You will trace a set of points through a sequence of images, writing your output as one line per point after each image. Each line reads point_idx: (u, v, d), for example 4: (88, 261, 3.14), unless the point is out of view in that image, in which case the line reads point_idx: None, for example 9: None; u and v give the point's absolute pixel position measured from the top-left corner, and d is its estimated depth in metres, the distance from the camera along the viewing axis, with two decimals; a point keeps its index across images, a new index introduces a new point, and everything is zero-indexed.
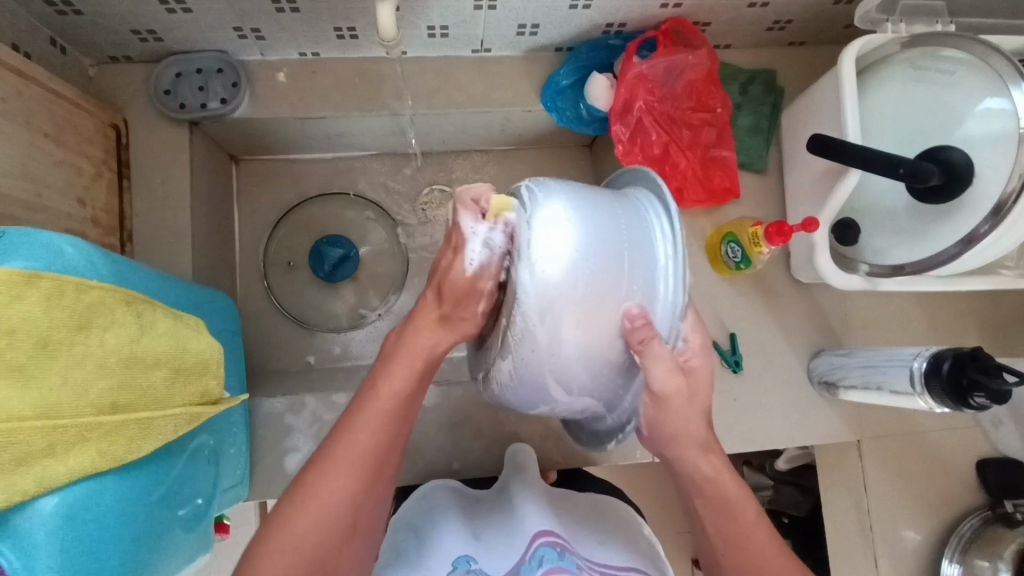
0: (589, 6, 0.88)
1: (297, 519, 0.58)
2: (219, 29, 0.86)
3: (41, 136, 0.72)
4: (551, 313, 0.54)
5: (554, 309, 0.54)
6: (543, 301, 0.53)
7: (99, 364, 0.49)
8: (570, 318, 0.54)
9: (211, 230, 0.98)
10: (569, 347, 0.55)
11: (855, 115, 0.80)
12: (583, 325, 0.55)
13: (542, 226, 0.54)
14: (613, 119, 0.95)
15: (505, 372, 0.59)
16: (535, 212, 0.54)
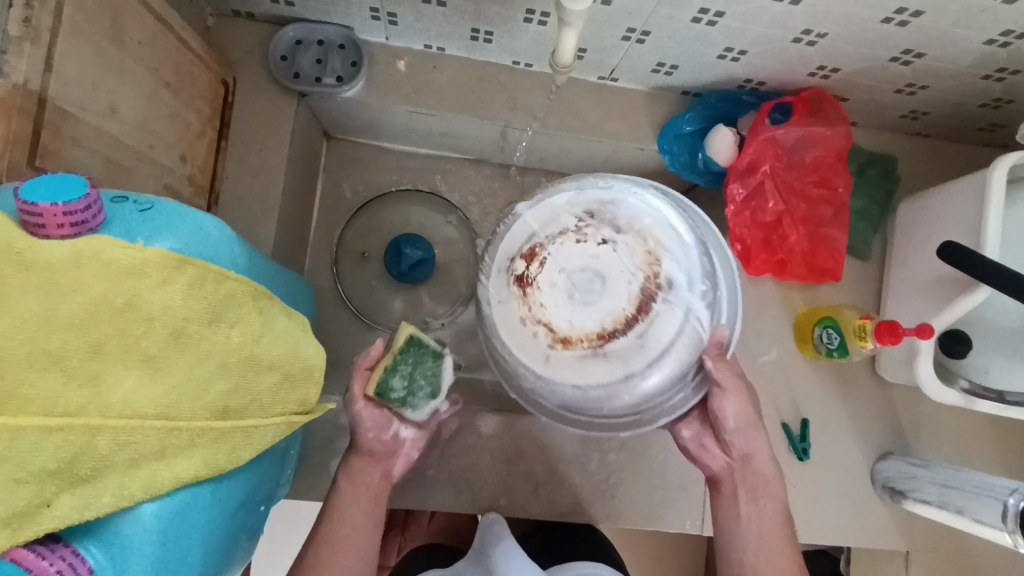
0: (738, 59, 0.84)
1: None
2: (354, 6, 0.82)
3: (163, 86, 0.68)
4: (682, 334, 0.71)
5: (668, 301, 0.72)
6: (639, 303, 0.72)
7: (221, 364, 0.45)
8: (652, 320, 0.71)
9: (296, 206, 0.94)
10: (650, 333, 0.71)
11: (996, 230, 0.77)
12: (666, 320, 0.72)
13: (659, 240, 0.73)
14: (731, 177, 0.90)
15: (590, 342, 0.71)
16: (655, 222, 0.74)
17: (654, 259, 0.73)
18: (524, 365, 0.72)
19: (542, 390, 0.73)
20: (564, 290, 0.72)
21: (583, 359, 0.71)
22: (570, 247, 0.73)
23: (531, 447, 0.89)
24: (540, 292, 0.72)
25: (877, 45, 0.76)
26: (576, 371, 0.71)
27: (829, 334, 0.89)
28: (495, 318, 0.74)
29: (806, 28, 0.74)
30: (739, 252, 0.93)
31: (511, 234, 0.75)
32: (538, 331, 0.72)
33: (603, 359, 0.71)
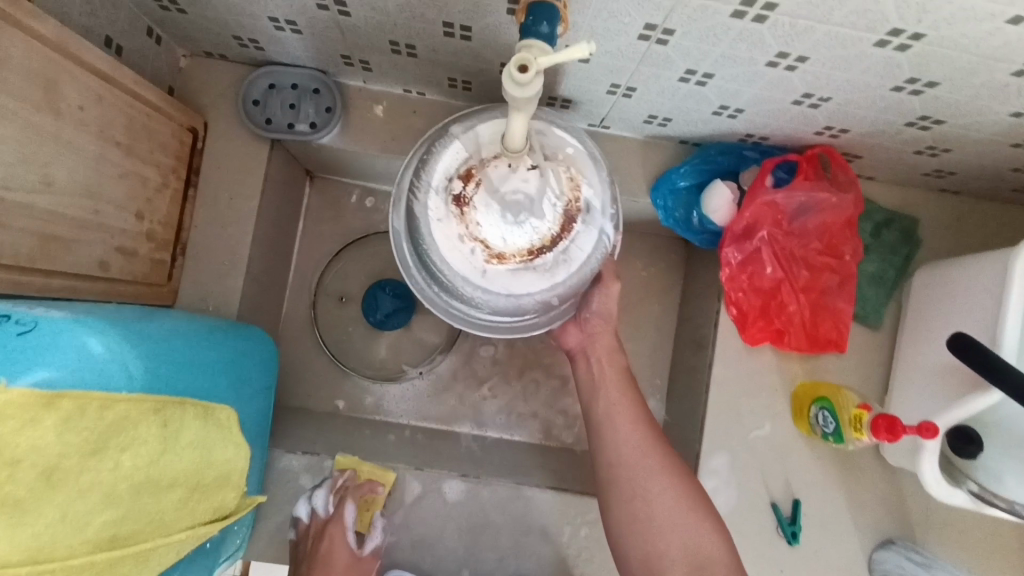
0: (736, 116, 0.76)
1: None
2: (326, 54, 0.78)
3: (113, 147, 0.66)
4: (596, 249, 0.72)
5: (595, 226, 0.71)
6: (576, 234, 0.70)
7: (107, 493, 0.43)
8: (583, 246, 0.71)
9: (269, 251, 0.91)
10: (583, 256, 0.71)
11: (1017, 325, 0.68)
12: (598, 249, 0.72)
13: (587, 164, 0.72)
14: (726, 241, 0.84)
15: (537, 263, 0.69)
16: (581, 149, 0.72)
17: (575, 182, 0.70)
18: (461, 280, 0.69)
19: (471, 297, 0.71)
20: (496, 210, 0.67)
21: (515, 272, 0.69)
22: (501, 171, 0.66)
23: (498, 516, 0.85)
24: (476, 212, 0.68)
25: (889, 110, 0.68)
26: (511, 283, 0.69)
27: (825, 416, 0.82)
28: (429, 238, 0.69)
29: (807, 91, 0.67)
30: (735, 319, 0.86)
31: (450, 150, 0.70)
32: (475, 249, 0.69)
33: (535, 271, 0.70)
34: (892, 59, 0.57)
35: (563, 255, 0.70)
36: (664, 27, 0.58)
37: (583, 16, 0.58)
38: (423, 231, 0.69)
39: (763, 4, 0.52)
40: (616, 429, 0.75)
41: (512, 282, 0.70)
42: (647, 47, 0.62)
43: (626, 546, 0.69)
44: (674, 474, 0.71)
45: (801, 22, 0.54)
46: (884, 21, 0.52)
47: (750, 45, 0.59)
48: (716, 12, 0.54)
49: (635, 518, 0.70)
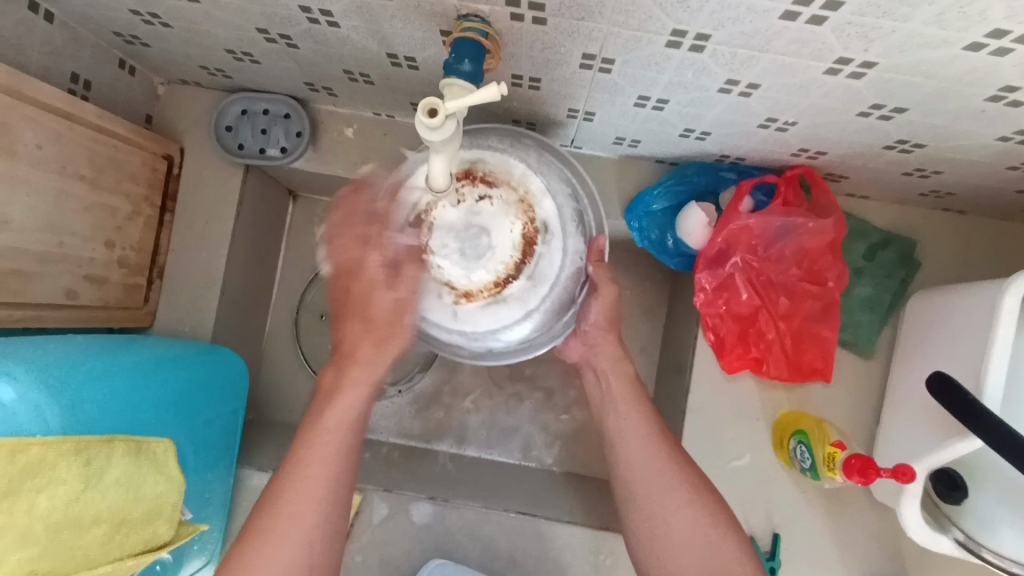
0: (705, 138, 0.73)
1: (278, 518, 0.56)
2: (290, 80, 0.79)
3: (77, 181, 0.68)
4: (563, 266, 0.72)
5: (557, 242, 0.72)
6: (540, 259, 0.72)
7: (22, 534, 0.43)
8: (549, 264, 0.72)
9: (247, 272, 0.93)
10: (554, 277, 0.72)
11: (1003, 365, 0.63)
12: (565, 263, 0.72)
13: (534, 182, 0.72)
14: (699, 265, 0.80)
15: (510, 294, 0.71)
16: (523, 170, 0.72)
17: (529, 205, 0.72)
18: (439, 326, 0.71)
19: (452, 338, 0.73)
20: (454, 249, 0.71)
21: (486, 307, 0.71)
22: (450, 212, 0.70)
23: (466, 540, 0.84)
24: (435, 254, 0.70)
25: (862, 134, 0.64)
26: (487, 318, 0.71)
27: (801, 451, 0.78)
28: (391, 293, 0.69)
29: (770, 116, 0.63)
30: (712, 344, 0.82)
31: (398, 197, 0.70)
32: (444, 292, 0.71)
33: (506, 303, 0.71)
34: (848, 86, 0.53)
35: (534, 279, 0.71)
36: (603, 57, 0.56)
37: (518, 48, 0.57)
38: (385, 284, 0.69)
39: (695, 35, 0.49)
40: (627, 439, 0.65)
41: (484, 322, 0.71)
42: (592, 75, 0.60)
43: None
44: (695, 492, 0.61)
45: (740, 51, 0.50)
46: (828, 50, 0.48)
47: (697, 72, 0.56)
48: (652, 42, 0.51)
49: (651, 536, 0.61)
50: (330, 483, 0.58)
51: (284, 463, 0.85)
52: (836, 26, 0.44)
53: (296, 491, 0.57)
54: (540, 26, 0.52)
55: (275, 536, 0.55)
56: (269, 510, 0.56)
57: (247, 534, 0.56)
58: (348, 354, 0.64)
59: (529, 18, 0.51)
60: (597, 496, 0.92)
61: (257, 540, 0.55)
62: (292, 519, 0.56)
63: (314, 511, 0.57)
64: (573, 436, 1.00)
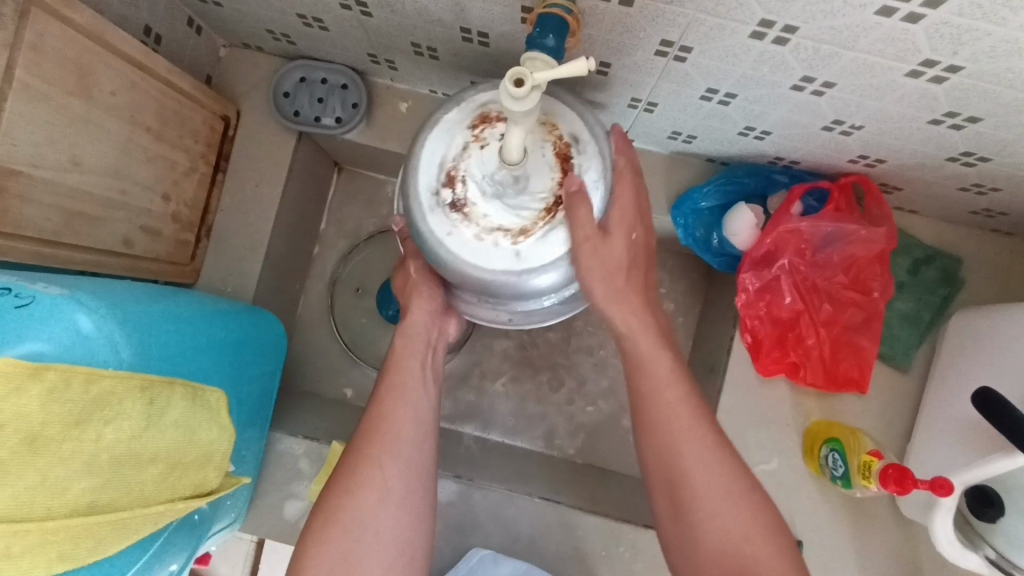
0: (763, 138, 0.73)
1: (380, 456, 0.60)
2: (353, 51, 0.80)
3: (143, 131, 0.69)
4: (605, 181, 0.60)
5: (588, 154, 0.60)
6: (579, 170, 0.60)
7: (87, 462, 0.44)
8: (590, 174, 0.60)
9: (289, 238, 0.93)
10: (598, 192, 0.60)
11: None
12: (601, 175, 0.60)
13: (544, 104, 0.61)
14: (745, 266, 0.80)
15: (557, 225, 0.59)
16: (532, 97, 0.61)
17: (551, 125, 0.60)
18: (506, 276, 0.58)
19: (518, 292, 0.61)
20: (494, 189, 0.59)
21: (548, 238, 0.59)
22: (475, 157, 0.59)
23: (488, 521, 0.84)
24: (478, 205, 0.59)
25: (927, 143, 0.64)
26: (549, 249, 0.59)
27: (834, 459, 0.78)
28: (449, 257, 0.59)
29: (837, 118, 0.63)
30: (749, 346, 0.82)
31: (419, 165, 0.60)
32: (499, 239, 0.59)
33: (565, 227, 0.59)
34: (926, 90, 0.54)
35: (582, 191, 0.59)
36: (681, 44, 0.56)
37: (596, 30, 0.57)
38: (438, 252, 0.59)
39: (782, 27, 0.49)
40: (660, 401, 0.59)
41: (540, 258, 0.59)
42: (664, 63, 0.61)
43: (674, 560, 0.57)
44: (727, 475, 0.55)
45: (824, 47, 0.51)
46: (914, 51, 0.48)
47: (773, 67, 0.56)
48: (733, 32, 0.52)
49: (680, 522, 0.56)
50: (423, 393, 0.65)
51: (313, 430, 0.85)
52: (929, 25, 0.45)
53: (393, 428, 0.62)
54: (625, 8, 0.53)
55: (383, 438, 0.61)
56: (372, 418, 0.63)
57: (356, 441, 0.62)
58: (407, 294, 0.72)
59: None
60: (619, 490, 0.92)
61: (370, 442, 0.61)
62: (397, 423, 0.62)
63: (415, 414, 0.64)
64: (597, 429, 1.00)
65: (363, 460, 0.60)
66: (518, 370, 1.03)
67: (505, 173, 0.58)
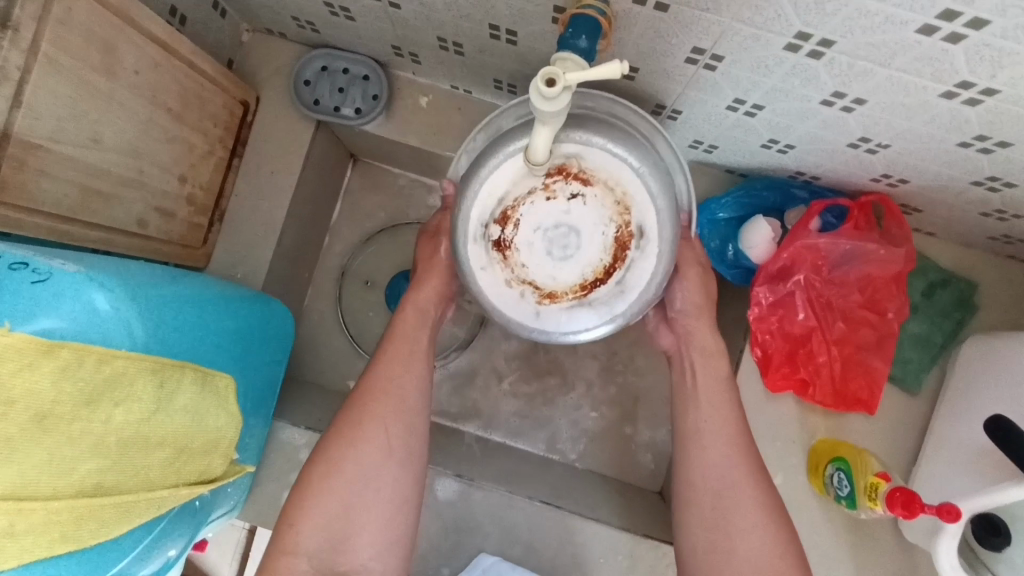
0: (786, 152, 0.73)
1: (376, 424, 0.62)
2: (377, 42, 0.79)
3: (164, 112, 0.69)
4: (655, 275, 0.61)
5: (645, 243, 0.60)
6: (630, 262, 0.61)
7: (95, 444, 0.44)
8: (641, 265, 0.61)
9: (301, 227, 0.93)
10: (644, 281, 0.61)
11: None
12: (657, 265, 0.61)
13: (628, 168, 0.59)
14: (759, 279, 0.80)
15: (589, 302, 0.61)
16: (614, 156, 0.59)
17: (625, 202, 0.60)
18: (519, 328, 0.63)
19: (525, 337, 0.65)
20: (541, 248, 0.60)
21: (572, 312, 0.62)
22: (539, 207, 0.59)
23: (486, 522, 0.83)
24: (519, 254, 0.60)
25: (953, 166, 0.63)
26: (568, 324, 0.62)
27: (840, 479, 0.77)
28: (475, 289, 0.63)
29: (864, 136, 0.63)
30: (759, 360, 0.81)
31: (478, 193, 0.60)
32: (525, 292, 0.62)
33: (590, 308, 0.62)
34: (959, 112, 0.53)
35: (623, 282, 0.61)
36: (713, 53, 0.56)
37: (628, 34, 0.57)
38: (469, 280, 0.62)
39: (819, 40, 0.49)
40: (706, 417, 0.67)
41: (560, 326, 0.62)
42: (694, 71, 0.60)
43: (689, 546, 0.64)
44: (758, 487, 0.63)
45: (859, 63, 0.50)
46: (952, 72, 0.48)
47: (805, 80, 0.56)
48: (769, 44, 0.52)
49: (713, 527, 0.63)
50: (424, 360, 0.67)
51: (316, 421, 0.85)
52: (970, 46, 0.44)
53: (387, 389, 0.64)
54: (660, 13, 0.52)
55: (385, 399, 0.63)
56: (375, 379, 0.65)
57: (357, 401, 0.64)
58: (425, 267, 0.71)
59: (652, 4, 0.51)
60: (619, 498, 0.91)
61: (375, 403, 0.63)
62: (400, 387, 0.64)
63: (417, 379, 0.66)
64: (599, 435, 1.00)
65: (367, 422, 0.62)
66: (523, 372, 1.02)
67: (562, 236, 0.59)
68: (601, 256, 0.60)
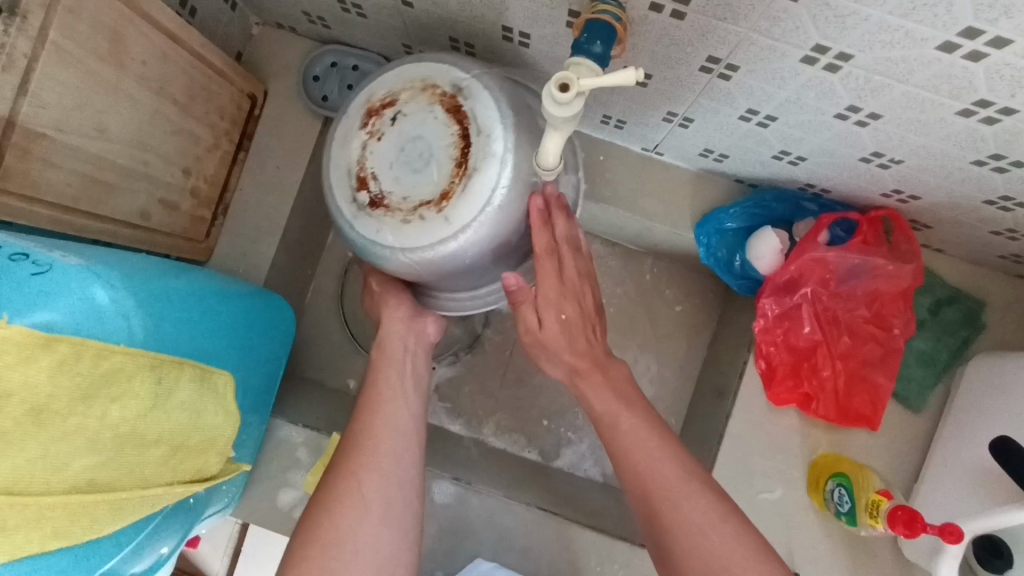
0: (797, 164, 0.72)
1: (356, 464, 0.59)
2: (388, 40, 0.79)
3: (171, 104, 0.68)
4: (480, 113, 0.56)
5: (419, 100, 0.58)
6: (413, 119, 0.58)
7: (91, 439, 0.43)
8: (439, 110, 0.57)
9: (306, 223, 0.92)
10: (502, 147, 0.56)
11: None
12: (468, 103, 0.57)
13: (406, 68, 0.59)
14: (766, 291, 0.79)
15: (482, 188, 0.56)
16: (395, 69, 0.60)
17: (432, 84, 0.58)
18: (440, 246, 0.56)
19: (459, 258, 0.58)
20: (407, 174, 0.57)
21: (469, 192, 0.55)
22: (376, 146, 0.58)
23: (482, 526, 0.83)
24: (394, 193, 0.57)
25: (966, 183, 0.63)
26: (476, 208, 0.55)
27: (841, 495, 0.76)
28: (388, 258, 0.59)
29: (877, 150, 0.62)
30: (762, 372, 0.81)
31: (331, 177, 0.60)
32: (425, 214, 0.56)
33: (481, 175, 0.55)
34: (975, 130, 0.53)
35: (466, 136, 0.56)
36: (728, 62, 0.55)
37: (642, 41, 0.56)
38: (379, 253, 0.58)
39: (836, 54, 0.48)
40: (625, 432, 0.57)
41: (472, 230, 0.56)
42: (708, 80, 0.59)
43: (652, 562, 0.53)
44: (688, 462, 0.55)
45: (876, 78, 0.50)
46: (970, 90, 0.47)
47: (820, 93, 0.55)
48: (785, 55, 0.51)
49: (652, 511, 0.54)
50: (403, 413, 0.64)
51: (314, 419, 0.84)
52: (990, 64, 0.44)
53: (373, 435, 0.61)
54: (676, 21, 0.52)
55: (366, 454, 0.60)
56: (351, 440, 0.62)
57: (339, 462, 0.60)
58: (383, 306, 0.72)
59: (667, 11, 0.51)
60: (616, 507, 0.90)
61: (353, 456, 0.60)
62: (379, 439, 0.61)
63: (394, 431, 0.62)
64: (597, 441, 0.99)
65: (349, 473, 0.58)
66: (524, 376, 1.01)
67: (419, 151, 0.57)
68: (446, 136, 0.57)
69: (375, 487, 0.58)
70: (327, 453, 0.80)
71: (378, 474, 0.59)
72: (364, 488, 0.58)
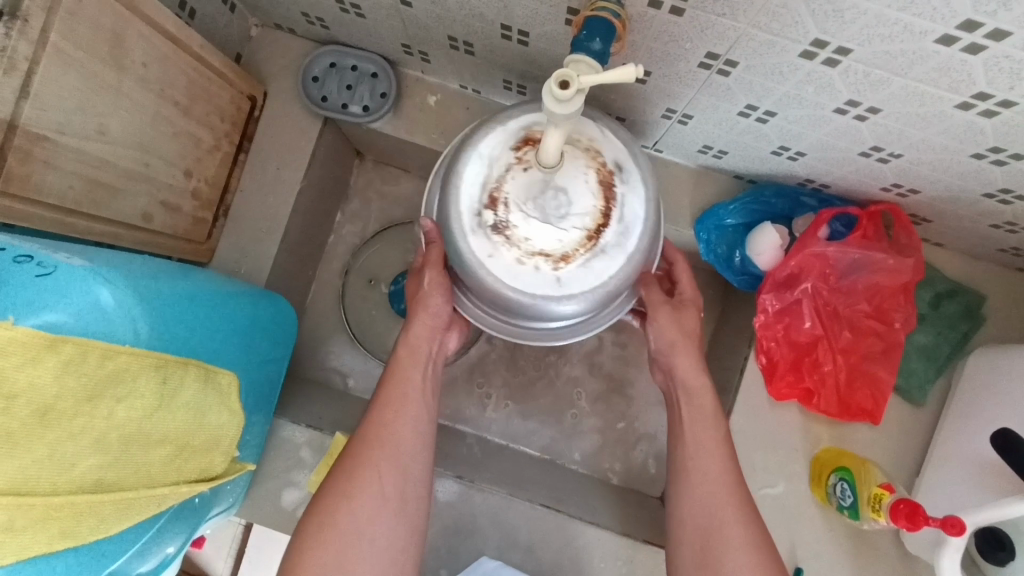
0: (796, 159, 0.72)
1: (371, 457, 0.60)
2: (387, 40, 0.79)
3: (171, 105, 0.68)
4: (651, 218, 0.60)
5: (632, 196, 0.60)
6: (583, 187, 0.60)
7: (97, 439, 0.43)
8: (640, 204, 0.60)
9: (306, 224, 0.92)
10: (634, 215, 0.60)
11: None
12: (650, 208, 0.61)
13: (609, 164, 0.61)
14: (766, 286, 0.79)
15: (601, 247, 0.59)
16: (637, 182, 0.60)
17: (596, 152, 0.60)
18: (542, 302, 0.58)
19: (544, 315, 0.59)
20: (539, 219, 0.58)
21: (588, 265, 0.58)
22: (518, 177, 0.58)
23: (486, 524, 0.83)
24: (519, 228, 0.58)
25: (965, 177, 0.63)
26: (588, 281, 0.58)
27: (843, 489, 0.76)
28: (485, 280, 0.58)
29: (876, 145, 0.62)
30: (763, 367, 0.81)
31: (462, 184, 0.59)
32: (541, 265, 0.58)
33: (605, 256, 0.59)
34: (974, 123, 0.53)
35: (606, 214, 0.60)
36: (726, 58, 0.55)
37: (641, 38, 0.56)
38: (479, 275, 0.58)
39: (835, 48, 0.48)
40: (703, 474, 0.63)
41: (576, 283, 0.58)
42: (707, 76, 0.60)
43: None
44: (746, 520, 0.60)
45: (875, 72, 0.50)
46: (968, 83, 0.48)
47: (818, 88, 0.55)
48: (784, 50, 0.51)
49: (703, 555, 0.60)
50: (405, 437, 0.62)
51: (316, 419, 0.84)
52: (988, 57, 0.44)
53: (387, 427, 0.62)
54: (675, 17, 0.52)
55: (360, 491, 0.58)
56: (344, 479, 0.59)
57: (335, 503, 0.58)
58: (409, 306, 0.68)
59: (666, 8, 0.51)
60: (619, 503, 0.91)
61: (369, 448, 0.60)
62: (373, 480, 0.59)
63: (388, 467, 0.60)
64: (599, 438, 1.00)
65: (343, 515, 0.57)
66: (526, 375, 1.02)
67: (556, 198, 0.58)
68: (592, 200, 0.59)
69: (391, 483, 0.59)
70: (330, 453, 0.80)
71: (395, 472, 0.60)
72: (382, 485, 0.59)
